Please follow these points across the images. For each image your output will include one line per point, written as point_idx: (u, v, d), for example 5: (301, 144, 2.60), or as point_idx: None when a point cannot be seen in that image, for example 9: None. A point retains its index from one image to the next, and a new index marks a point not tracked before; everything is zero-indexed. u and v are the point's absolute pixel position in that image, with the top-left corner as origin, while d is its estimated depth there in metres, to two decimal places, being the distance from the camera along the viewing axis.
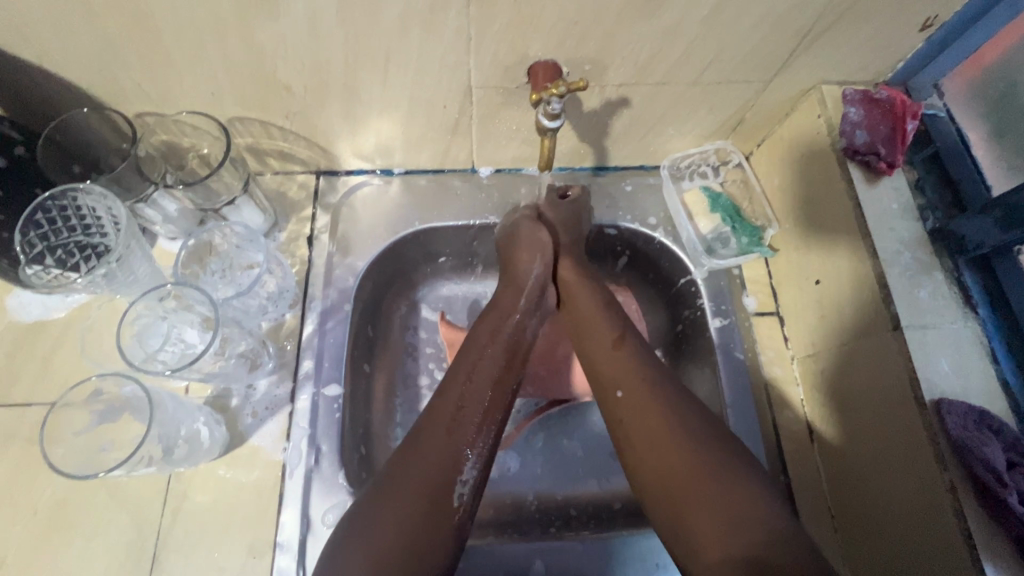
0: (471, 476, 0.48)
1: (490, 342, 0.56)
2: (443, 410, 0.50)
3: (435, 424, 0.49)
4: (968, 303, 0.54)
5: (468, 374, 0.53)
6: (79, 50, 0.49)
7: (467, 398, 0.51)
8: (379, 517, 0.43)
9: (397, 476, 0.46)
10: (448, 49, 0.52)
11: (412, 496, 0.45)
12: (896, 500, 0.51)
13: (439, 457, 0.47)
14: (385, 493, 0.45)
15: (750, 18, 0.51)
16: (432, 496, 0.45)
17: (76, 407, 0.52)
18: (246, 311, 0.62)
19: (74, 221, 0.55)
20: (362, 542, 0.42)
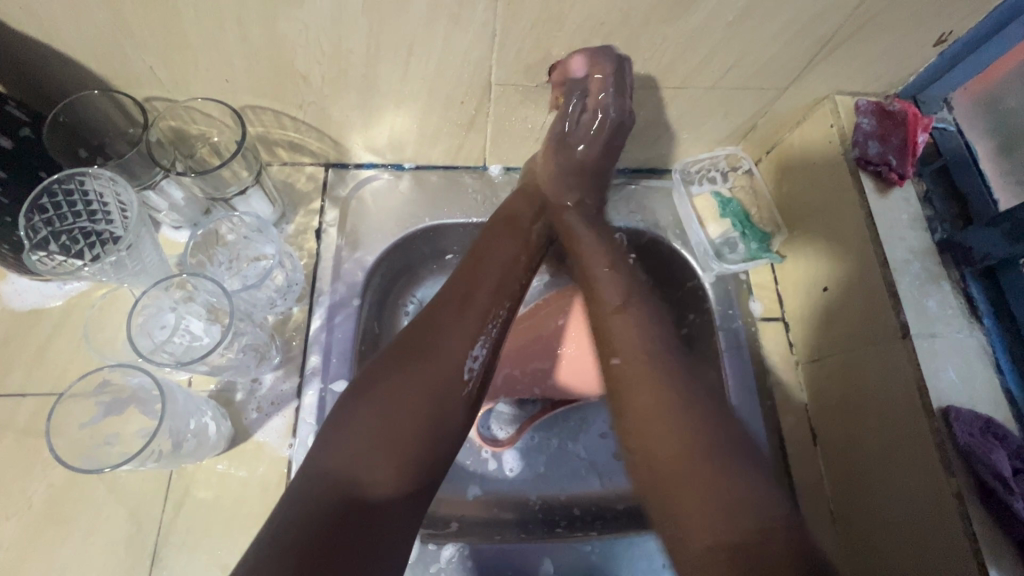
0: (481, 353, 0.49)
1: (502, 237, 0.57)
2: (457, 288, 0.51)
3: (450, 321, 0.49)
4: (973, 314, 0.55)
5: (480, 262, 0.54)
6: (92, 30, 0.47)
7: (479, 281, 0.52)
8: (385, 387, 0.44)
9: (412, 365, 0.46)
10: (473, 45, 0.52)
11: (426, 365, 0.46)
12: (894, 491, 0.53)
13: (454, 337, 0.48)
14: (393, 368, 0.45)
15: (774, 26, 0.51)
16: (442, 373, 0.46)
17: (80, 399, 0.50)
18: (254, 303, 0.60)
19: (80, 206, 0.53)
20: (370, 409, 0.43)
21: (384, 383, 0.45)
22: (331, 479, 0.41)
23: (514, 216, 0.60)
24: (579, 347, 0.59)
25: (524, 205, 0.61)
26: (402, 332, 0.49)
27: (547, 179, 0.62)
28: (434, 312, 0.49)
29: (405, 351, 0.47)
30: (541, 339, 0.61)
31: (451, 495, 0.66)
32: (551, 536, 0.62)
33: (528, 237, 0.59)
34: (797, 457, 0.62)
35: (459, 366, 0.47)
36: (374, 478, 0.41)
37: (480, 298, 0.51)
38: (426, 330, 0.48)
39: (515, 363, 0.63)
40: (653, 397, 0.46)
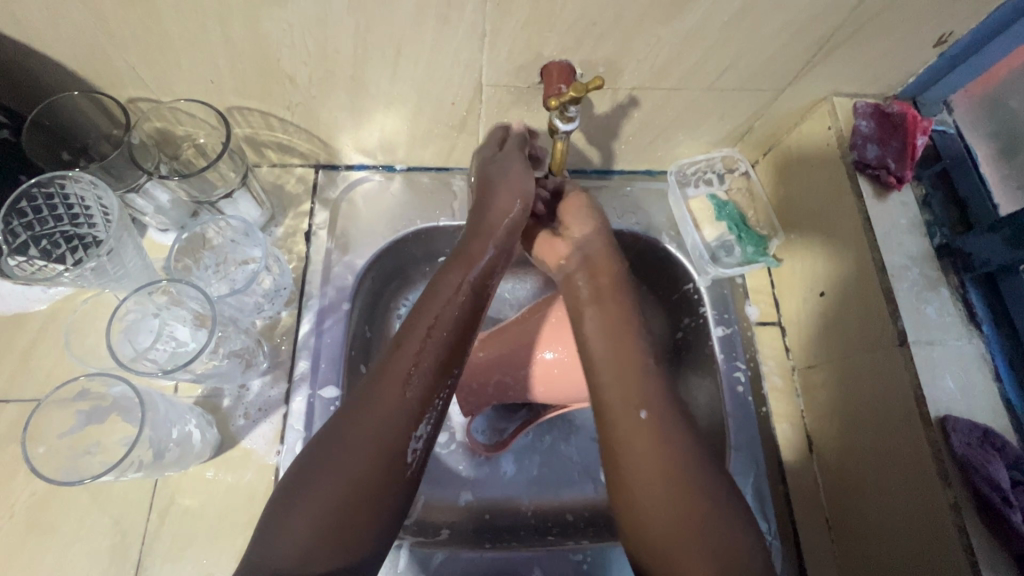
0: (425, 430, 0.47)
1: (455, 296, 0.52)
2: (400, 360, 0.48)
3: (393, 403, 0.46)
4: (973, 320, 0.54)
5: (427, 329, 0.50)
6: (72, 30, 0.46)
7: (425, 350, 0.49)
8: (326, 475, 0.42)
9: (352, 453, 0.43)
10: (462, 45, 0.50)
11: (365, 452, 0.43)
12: (891, 508, 0.52)
13: (397, 418, 0.45)
14: (333, 453, 0.43)
15: (769, 27, 0.50)
16: (383, 458, 0.44)
17: (61, 407, 0.49)
18: (241, 308, 0.60)
19: (61, 210, 0.52)
20: (308, 498, 0.42)
21: (322, 473, 0.43)
22: (273, 572, 0.40)
23: (471, 267, 0.54)
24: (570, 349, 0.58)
25: (485, 244, 0.55)
26: (345, 409, 0.46)
27: (514, 204, 0.55)
28: (377, 393, 0.46)
29: (345, 434, 0.44)
30: (528, 345, 0.59)
31: (442, 502, 0.65)
32: (544, 543, 0.61)
33: (480, 287, 0.54)
34: (793, 466, 0.61)
35: (403, 449, 0.45)
36: (314, 568, 0.40)
37: (426, 371, 0.48)
38: (369, 410, 0.45)
39: (500, 372, 0.61)
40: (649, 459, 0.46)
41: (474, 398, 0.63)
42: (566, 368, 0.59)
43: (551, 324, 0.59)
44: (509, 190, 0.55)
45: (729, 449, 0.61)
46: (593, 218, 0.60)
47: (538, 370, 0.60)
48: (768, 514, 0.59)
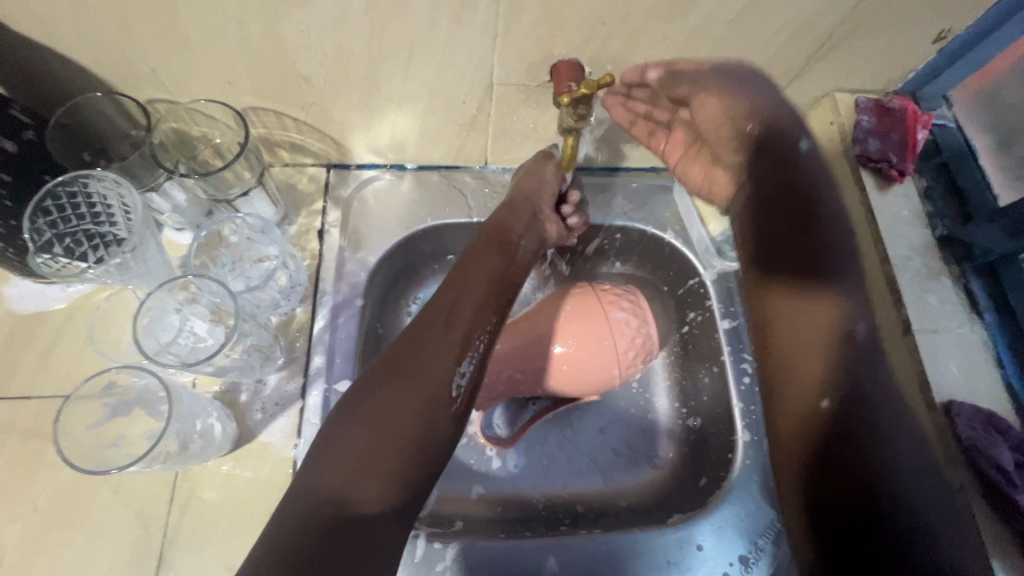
0: (468, 368, 0.51)
1: (490, 250, 0.57)
2: (439, 308, 0.52)
3: (435, 341, 0.49)
4: (974, 309, 0.56)
5: (462, 278, 0.54)
6: (94, 32, 0.47)
7: (462, 298, 0.52)
8: (376, 407, 0.46)
9: (399, 386, 0.47)
10: (474, 45, 0.52)
11: (410, 385, 0.47)
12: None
13: (439, 355, 0.49)
14: (381, 387, 0.47)
15: (773, 25, 0.51)
16: (428, 391, 0.47)
17: (87, 401, 0.50)
18: (258, 304, 0.61)
19: (84, 209, 0.53)
20: (356, 428, 0.45)
21: (369, 404, 0.46)
22: (324, 498, 0.42)
23: (500, 229, 0.58)
24: (579, 343, 0.60)
25: (512, 214, 0.60)
26: (389, 351, 0.50)
27: (542, 184, 0.62)
28: (421, 334, 0.50)
29: (392, 371, 0.48)
30: (540, 337, 0.60)
31: (455, 495, 0.66)
32: (556, 532, 0.62)
33: (514, 248, 0.59)
34: None
35: (447, 384, 0.48)
36: (361, 496, 0.43)
37: (465, 315, 0.52)
38: (414, 349, 0.49)
39: (516, 363, 0.61)
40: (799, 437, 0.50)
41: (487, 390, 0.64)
42: (579, 361, 0.60)
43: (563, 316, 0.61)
44: (528, 177, 0.63)
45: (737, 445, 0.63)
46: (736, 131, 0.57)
47: (551, 361, 0.61)
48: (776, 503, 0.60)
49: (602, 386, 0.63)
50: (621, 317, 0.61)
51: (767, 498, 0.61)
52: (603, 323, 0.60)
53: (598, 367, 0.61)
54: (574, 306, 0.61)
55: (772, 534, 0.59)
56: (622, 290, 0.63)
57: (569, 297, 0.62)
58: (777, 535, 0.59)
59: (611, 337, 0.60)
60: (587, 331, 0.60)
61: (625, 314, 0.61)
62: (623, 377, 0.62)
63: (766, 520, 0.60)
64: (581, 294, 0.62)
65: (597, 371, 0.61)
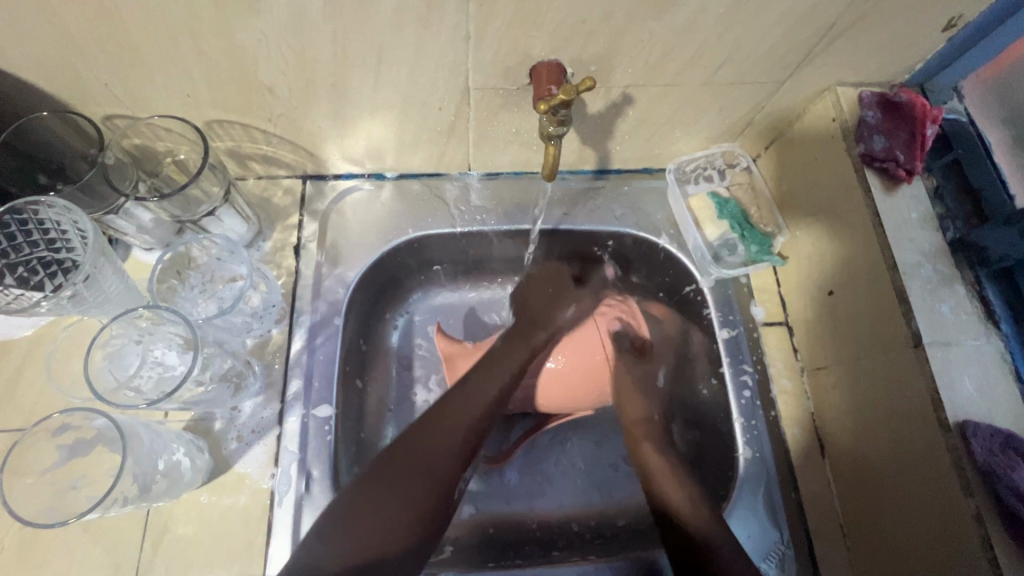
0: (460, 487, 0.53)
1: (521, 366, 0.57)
2: (466, 395, 0.54)
3: (458, 423, 0.53)
4: (990, 318, 0.52)
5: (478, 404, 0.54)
6: (36, 46, 0.44)
7: (490, 393, 0.54)
8: (386, 492, 0.48)
9: (416, 465, 0.49)
10: (446, 49, 0.48)
11: (427, 464, 0.50)
12: (909, 505, 0.50)
13: (455, 437, 0.52)
14: (381, 475, 0.49)
15: (769, 17, 0.47)
16: (437, 474, 0.50)
17: (41, 441, 0.48)
18: (230, 328, 0.58)
19: (36, 235, 0.50)
20: (360, 514, 0.47)
21: (378, 488, 0.48)
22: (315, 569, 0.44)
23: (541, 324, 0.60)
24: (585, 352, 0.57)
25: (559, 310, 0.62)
26: (413, 425, 0.52)
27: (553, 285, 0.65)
28: (444, 420, 0.52)
29: (409, 453, 0.50)
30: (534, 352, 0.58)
31: (443, 516, 0.63)
32: (549, 560, 0.59)
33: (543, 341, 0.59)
34: (804, 471, 0.59)
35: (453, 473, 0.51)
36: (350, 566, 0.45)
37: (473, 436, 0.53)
38: (431, 437, 0.51)
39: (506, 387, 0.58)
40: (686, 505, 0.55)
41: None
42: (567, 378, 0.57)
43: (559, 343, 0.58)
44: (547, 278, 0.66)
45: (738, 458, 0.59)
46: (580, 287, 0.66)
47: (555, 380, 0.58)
48: (780, 521, 0.57)
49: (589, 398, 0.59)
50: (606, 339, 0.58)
51: (771, 518, 0.57)
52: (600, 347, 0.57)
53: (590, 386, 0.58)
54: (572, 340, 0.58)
55: (778, 555, 0.55)
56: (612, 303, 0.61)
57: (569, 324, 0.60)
58: (784, 556, 0.56)
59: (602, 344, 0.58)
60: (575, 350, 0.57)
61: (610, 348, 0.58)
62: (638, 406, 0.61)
63: (770, 541, 0.56)
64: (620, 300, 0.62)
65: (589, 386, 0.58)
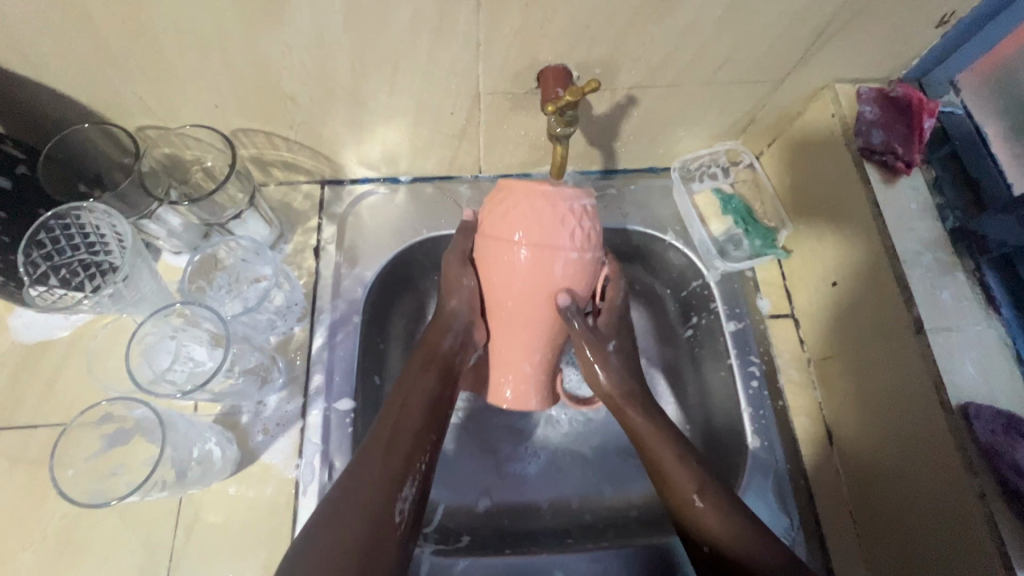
0: (411, 492, 0.49)
1: (426, 373, 0.54)
2: (396, 403, 0.52)
3: (404, 424, 0.51)
4: (991, 304, 0.53)
5: (403, 404, 0.52)
6: (79, 63, 0.48)
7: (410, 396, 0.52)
8: (355, 493, 0.47)
9: (371, 473, 0.48)
10: (457, 56, 0.51)
11: (376, 467, 0.48)
12: (919, 498, 0.51)
13: (399, 444, 0.50)
14: (354, 478, 0.48)
15: (765, 18, 0.49)
16: (389, 478, 0.48)
17: (85, 431, 0.51)
18: (255, 326, 0.61)
19: (77, 239, 0.54)
20: (337, 521, 0.45)
21: (351, 499, 0.46)
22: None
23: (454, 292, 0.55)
24: (519, 270, 0.49)
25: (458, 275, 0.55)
26: (367, 438, 0.51)
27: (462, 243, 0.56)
28: (387, 427, 0.51)
29: (363, 460, 0.49)
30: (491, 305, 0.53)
31: (459, 506, 0.65)
32: (563, 547, 0.61)
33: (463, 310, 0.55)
34: (813, 458, 0.60)
35: (398, 479, 0.48)
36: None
37: (406, 438, 0.50)
38: (379, 443, 0.49)
39: (530, 350, 0.54)
40: (681, 464, 0.52)
41: (524, 386, 0.56)
42: (526, 314, 0.52)
43: (490, 283, 0.52)
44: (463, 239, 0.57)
45: (747, 447, 0.60)
46: (490, 215, 0.51)
47: (544, 303, 0.51)
48: (790, 509, 0.58)
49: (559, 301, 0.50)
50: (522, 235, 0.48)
51: (781, 504, 0.58)
52: (518, 253, 0.48)
53: (563, 273, 0.49)
54: (502, 277, 0.50)
55: (792, 538, 0.56)
56: (518, 215, 0.48)
57: (492, 264, 0.51)
58: (794, 541, 0.56)
59: (533, 261, 0.49)
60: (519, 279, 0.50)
61: (530, 240, 0.48)
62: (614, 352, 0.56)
63: (782, 526, 0.57)
64: (496, 194, 0.52)
65: (566, 275, 0.50)
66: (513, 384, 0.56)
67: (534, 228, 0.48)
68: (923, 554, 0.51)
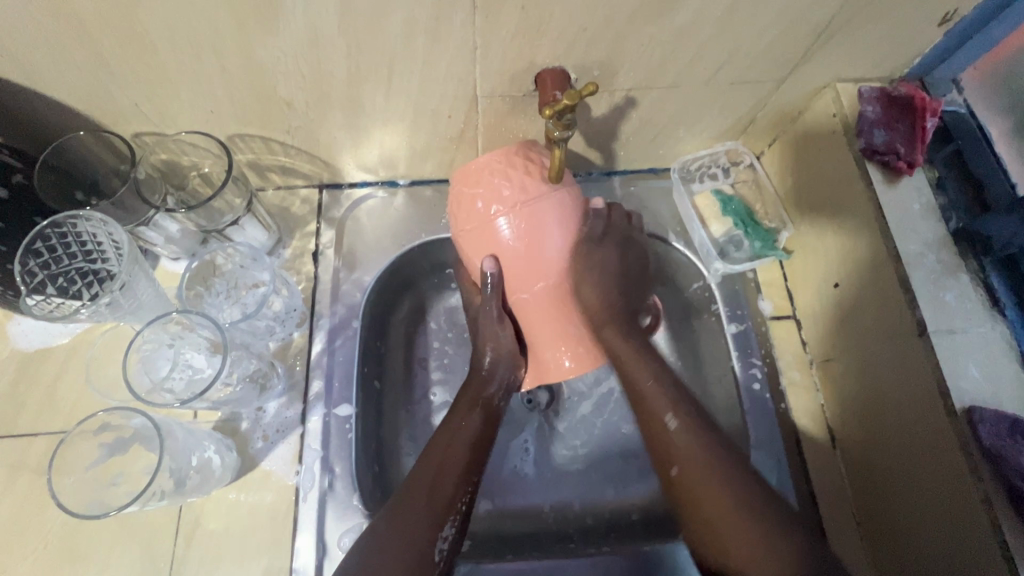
0: (451, 530, 0.49)
1: (468, 416, 0.54)
2: (438, 443, 0.53)
3: (450, 460, 0.52)
4: (995, 305, 0.53)
5: (449, 439, 0.53)
6: (74, 70, 0.48)
7: (458, 438, 0.53)
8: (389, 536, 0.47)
9: (416, 510, 0.49)
10: (454, 59, 0.50)
11: (421, 506, 0.49)
12: (922, 493, 0.51)
13: (446, 482, 0.50)
14: (392, 520, 0.48)
15: (764, 18, 0.49)
16: (431, 518, 0.49)
17: (82, 441, 0.51)
18: (253, 332, 0.61)
19: (74, 247, 0.54)
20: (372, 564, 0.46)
21: (393, 539, 0.47)
22: None
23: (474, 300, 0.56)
24: (503, 234, 0.48)
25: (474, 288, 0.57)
26: (409, 476, 0.51)
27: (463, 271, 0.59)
28: (432, 461, 0.52)
29: (405, 501, 0.49)
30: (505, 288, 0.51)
31: None
32: (563, 551, 0.61)
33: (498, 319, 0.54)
34: (815, 459, 0.60)
35: (440, 520, 0.49)
36: None
37: (451, 480, 0.51)
38: (423, 481, 0.50)
39: (564, 309, 0.52)
40: (657, 389, 0.53)
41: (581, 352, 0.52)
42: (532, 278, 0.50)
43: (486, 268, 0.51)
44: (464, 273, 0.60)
45: (749, 446, 0.60)
46: (460, 218, 0.51)
47: (547, 260, 0.49)
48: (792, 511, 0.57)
49: (554, 242, 0.49)
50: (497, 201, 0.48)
51: None
52: (494, 219, 0.48)
53: (553, 213, 0.49)
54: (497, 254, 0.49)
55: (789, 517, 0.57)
56: (480, 191, 0.49)
57: (482, 249, 0.50)
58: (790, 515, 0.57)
59: (514, 219, 0.48)
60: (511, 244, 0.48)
61: (506, 202, 0.48)
62: (596, 274, 0.54)
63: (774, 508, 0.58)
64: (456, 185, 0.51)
65: (555, 219, 0.49)
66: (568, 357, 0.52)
67: (498, 188, 0.48)
68: (926, 556, 0.51)
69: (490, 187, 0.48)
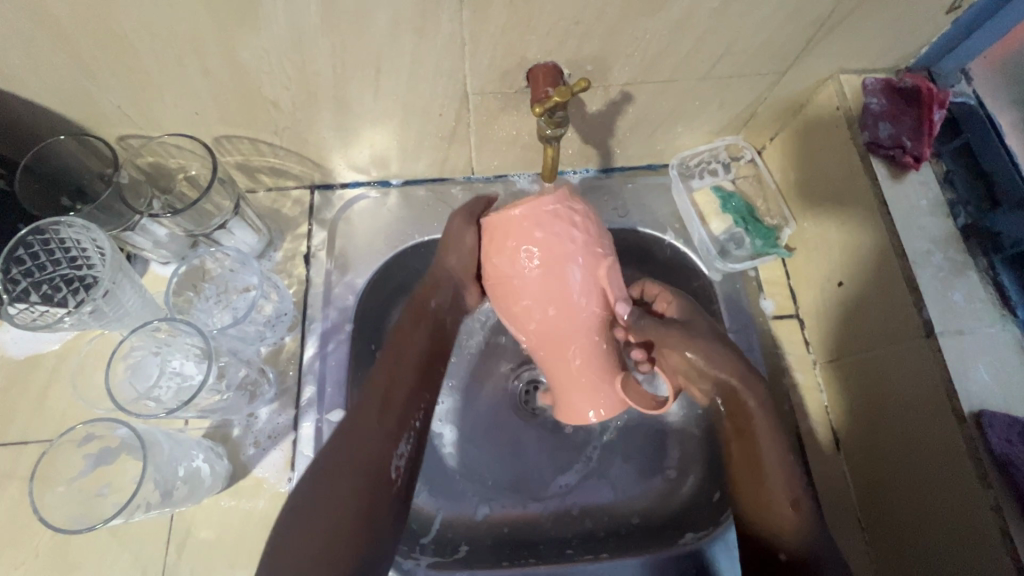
0: (406, 448, 0.50)
1: (415, 334, 0.54)
2: (379, 379, 0.52)
3: (399, 376, 0.52)
4: (1005, 304, 0.51)
5: (397, 358, 0.53)
6: (51, 73, 0.46)
7: (401, 361, 0.53)
8: (340, 466, 0.47)
9: (366, 431, 0.49)
10: (442, 55, 0.49)
11: (374, 430, 0.49)
12: (924, 485, 0.49)
13: (398, 398, 0.51)
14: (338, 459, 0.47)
15: (764, 8, 0.47)
16: (384, 439, 0.49)
17: (67, 451, 0.50)
18: (243, 337, 0.60)
19: (58, 254, 0.53)
20: (320, 507, 0.45)
21: (344, 466, 0.47)
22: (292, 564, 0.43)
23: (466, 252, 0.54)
24: (532, 278, 0.45)
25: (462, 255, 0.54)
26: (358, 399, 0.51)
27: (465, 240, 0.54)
28: (380, 381, 0.52)
29: (353, 428, 0.49)
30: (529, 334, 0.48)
31: (457, 516, 0.63)
32: (563, 559, 0.59)
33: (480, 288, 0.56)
34: (818, 463, 0.58)
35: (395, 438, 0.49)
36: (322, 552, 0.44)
37: (399, 401, 0.51)
38: (374, 404, 0.50)
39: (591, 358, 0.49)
40: (784, 474, 0.50)
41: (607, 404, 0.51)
42: (563, 327, 0.47)
43: (512, 308, 0.48)
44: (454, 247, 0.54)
45: None
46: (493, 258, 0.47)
47: (573, 311, 0.46)
48: None
49: (589, 293, 0.46)
50: (529, 257, 0.45)
51: None
52: (527, 266, 0.45)
53: (589, 265, 0.45)
54: (525, 297, 0.46)
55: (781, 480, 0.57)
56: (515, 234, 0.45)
57: (509, 292, 0.47)
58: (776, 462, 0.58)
59: (548, 265, 0.45)
60: (540, 289, 0.45)
61: (540, 249, 0.45)
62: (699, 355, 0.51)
63: None
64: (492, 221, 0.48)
65: (588, 275, 0.46)
66: (589, 404, 0.51)
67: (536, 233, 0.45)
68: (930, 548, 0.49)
69: (525, 229, 0.45)
